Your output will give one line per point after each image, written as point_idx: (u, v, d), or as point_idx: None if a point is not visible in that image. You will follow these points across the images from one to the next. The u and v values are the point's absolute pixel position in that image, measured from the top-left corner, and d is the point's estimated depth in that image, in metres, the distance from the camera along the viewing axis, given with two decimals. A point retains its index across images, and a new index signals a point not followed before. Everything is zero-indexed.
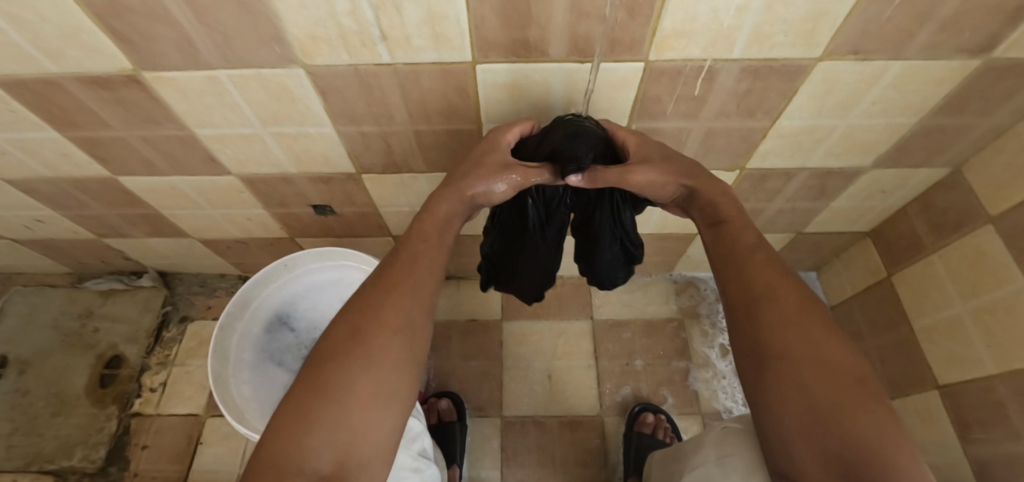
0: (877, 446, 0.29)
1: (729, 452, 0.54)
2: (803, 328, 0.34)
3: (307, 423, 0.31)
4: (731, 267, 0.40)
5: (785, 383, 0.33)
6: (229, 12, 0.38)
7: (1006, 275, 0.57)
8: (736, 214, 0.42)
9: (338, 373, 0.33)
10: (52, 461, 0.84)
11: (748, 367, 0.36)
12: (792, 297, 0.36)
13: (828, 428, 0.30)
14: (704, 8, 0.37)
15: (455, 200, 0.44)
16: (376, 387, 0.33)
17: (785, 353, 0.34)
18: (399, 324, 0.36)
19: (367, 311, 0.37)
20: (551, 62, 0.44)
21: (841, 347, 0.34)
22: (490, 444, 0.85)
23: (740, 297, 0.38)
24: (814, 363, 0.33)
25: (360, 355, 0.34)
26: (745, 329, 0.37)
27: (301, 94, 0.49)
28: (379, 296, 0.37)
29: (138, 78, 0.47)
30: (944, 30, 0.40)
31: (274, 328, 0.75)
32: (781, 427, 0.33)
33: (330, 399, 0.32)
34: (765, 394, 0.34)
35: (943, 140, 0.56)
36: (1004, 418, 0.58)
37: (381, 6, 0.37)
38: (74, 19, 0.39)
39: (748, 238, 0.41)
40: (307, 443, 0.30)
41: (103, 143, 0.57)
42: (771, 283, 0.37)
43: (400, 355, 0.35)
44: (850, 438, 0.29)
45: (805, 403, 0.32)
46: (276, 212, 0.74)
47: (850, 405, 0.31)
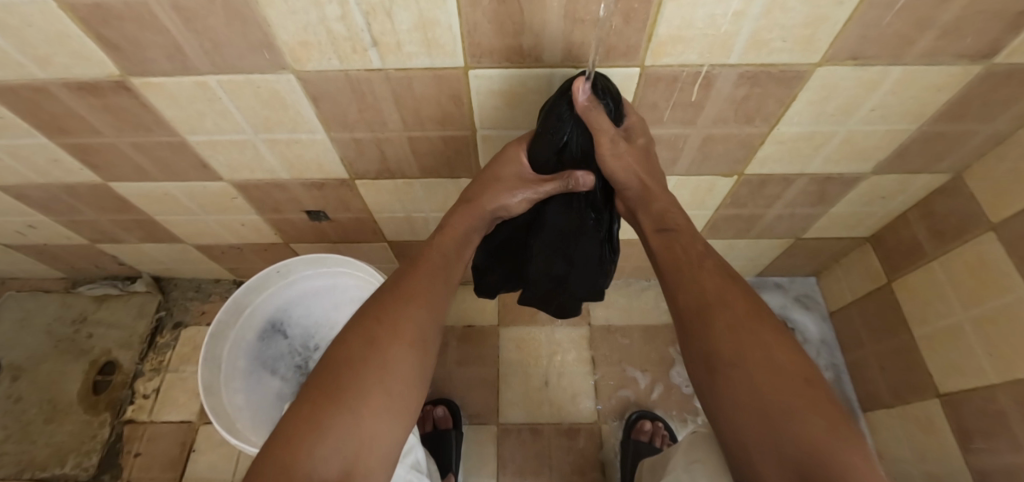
0: (828, 446, 0.28)
1: (696, 458, 0.53)
2: (753, 333, 0.35)
3: (320, 431, 0.31)
4: (682, 276, 0.41)
5: (738, 389, 0.33)
6: (218, 18, 0.38)
7: (1008, 282, 0.57)
8: (684, 224, 0.44)
9: (355, 382, 0.33)
10: (45, 468, 0.83)
11: (702, 376, 0.36)
12: (741, 304, 0.37)
13: (783, 433, 0.30)
14: (701, 14, 0.37)
15: (477, 216, 0.46)
16: (388, 398, 0.34)
17: (737, 358, 0.34)
18: (412, 336, 0.37)
19: (384, 319, 0.37)
20: (544, 68, 0.43)
21: (790, 350, 0.34)
22: (486, 451, 0.84)
23: (692, 306, 0.38)
24: (764, 367, 0.33)
25: (376, 363, 0.35)
26: (695, 338, 0.37)
27: (292, 100, 0.48)
28: (396, 303, 0.39)
29: (127, 84, 0.46)
30: (945, 35, 0.39)
31: (268, 335, 0.75)
32: (738, 434, 0.33)
33: (343, 407, 0.32)
34: (719, 403, 0.34)
35: (943, 146, 0.55)
36: (1007, 427, 0.58)
37: (371, 12, 0.37)
38: (61, 26, 0.38)
39: (697, 246, 0.42)
40: (317, 450, 0.30)
41: (94, 149, 0.57)
42: (720, 291, 0.38)
43: (411, 368, 0.36)
44: (803, 441, 0.29)
45: (756, 408, 0.32)
46: (270, 217, 0.73)
47: (800, 408, 0.31)
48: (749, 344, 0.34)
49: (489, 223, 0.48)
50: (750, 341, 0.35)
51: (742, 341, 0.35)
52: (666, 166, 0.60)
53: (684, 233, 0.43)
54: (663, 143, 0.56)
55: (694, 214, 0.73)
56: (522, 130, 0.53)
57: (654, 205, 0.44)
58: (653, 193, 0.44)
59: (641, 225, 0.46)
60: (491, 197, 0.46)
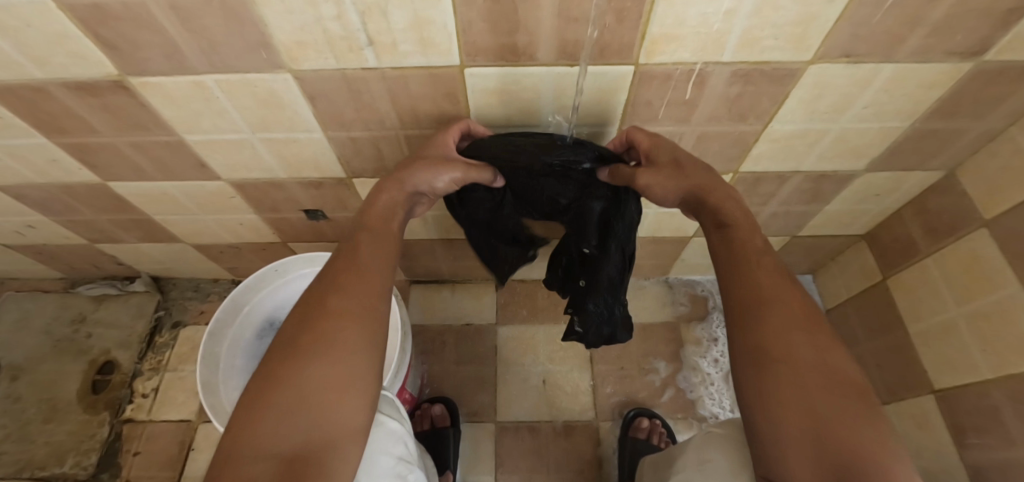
0: (874, 453, 0.29)
1: (709, 457, 0.54)
2: (802, 334, 0.36)
3: (261, 412, 0.32)
4: (738, 269, 0.39)
5: (784, 388, 0.34)
6: (215, 18, 0.38)
7: (1000, 279, 0.57)
8: (741, 217, 0.41)
9: (292, 360, 0.34)
10: (43, 468, 0.84)
11: (745, 369, 0.36)
12: (794, 306, 0.37)
13: (829, 435, 0.31)
14: (693, 13, 0.37)
15: (397, 190, 0.46)
16: (331, 372, 0.34)
17: (785, 358, 0.35)
18: (354, 312, 0.38)
19: (321, 299, 0.38)
20: (539, 66, 0.43)
21: (839, 357, 0.35)
22: (483, 449, 0.84)
23: (746, 301, 0.38)
24: (813, 368, 0.34)
25: (311, 339, 0.35)
26: (743, 333, 0.37)
27: (288, 99, 0.48)
28: (333, 282, 0.40)
29: (124, 84, 0.46)
30: (934, 33, 0.39)
31: (264, 334, 0.74)
32: (778, 434, 0.33)
33: (283, 386, 0.33)
34: (759, 398, 0.35)
35: (935, 144, 0.56)
36: (1000, 423, 0.58)
37: (367, 11, 0.37)
38: (59, 26, 0.39)
39: (756, 241, 0.40)
40: (258, 427, 0.31)
41: (92, 149, 0.57)
42: (775, 291, 0.38)
43: (354, 339, 0.36)
44: (850, 445, 0.30)
45: (803, 408, 0.32)
46: (268, 217, 0.74)
47: (847, 413, 0.31)
48: (798, 347, 0.35)
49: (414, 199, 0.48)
50: (798, 341, 0.35)
51: (792, 341, 0.35)
52: None
53: (742, 222, 0.41)
54: None
55: None
56: (519, 127, 0.53)
57: (710, 200, 0.42)
58: (709, 189, 0.42)
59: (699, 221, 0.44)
60: (410, 172, 0.46)
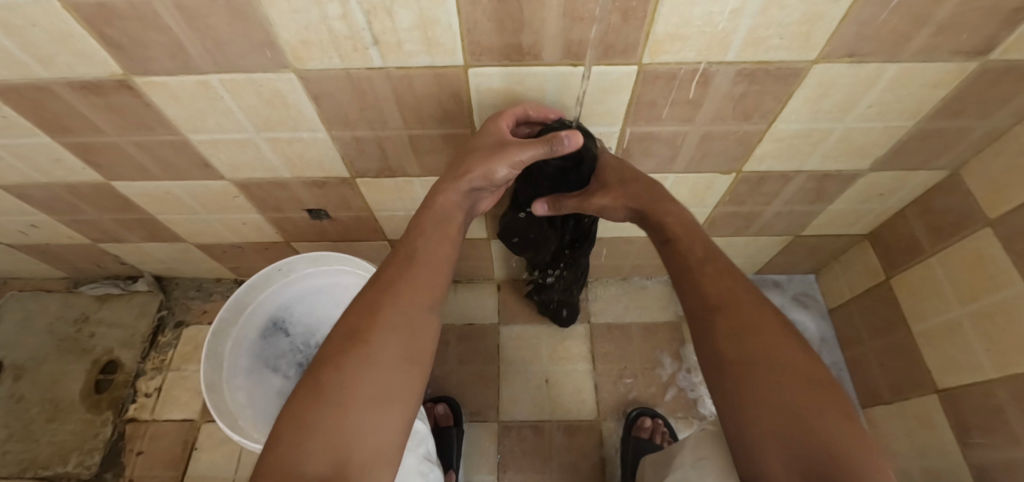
0: (834, 446, 0.31)
1: (704, 455, 0.54)
2: (759, 335, 0.37)
3: (304, 429, 0.32)
4: (690, 280, 0.43)
5: (746, 390, 0.35)
6: (221, 17, 0.38)
7: (1005, 278, 0.57)
8: (682, 229, 0.46)
9: (337, 376, 0.34)
10: (46, 467, 0.84)
11: (712, 376, 0.39)
12: (746, 308, 0.39)
13: (791, 433, 0.32)
14: (698, 12, 0.37)
15: (456, 189, 0.46)
16: (375, 389, 0.34)
17: (745, 361, 0.36)
18: (394, 326, 0.37)
19: (368, 311, 0.38)
20: (544, 66, 0.44)
21: (799, 352, 0.36)
22: (486, 449, 0.84)
23: (700, 310, 0.41)
24: (772, 368, 0.35)
25: (356, 354, 0.35)
26: (705, 342, 0.39)
27: (293, 99, 0.48)
28: (382, 293, 0.39)
29: (129, 83, 0.46)
30: (940, 32, 0.39)
31: (269, 333, 0.75)
32: (748, 436, 0.35)
33: (326, 402, 0.33)
34: (727, 404, 0.37)
35: (939, 143, 0.56)
36: (1004, 423, 0.58)
37: (372, 11, 0.37)
38: (65, 26, 0.39)
39: (697, 250, 0.44)
40: (299, 448, 0.31)
41: (96, 149, 0.57)
42: (725, 297, 0.40)
43: (397, 355, 0.36)
44: (810, 441, 0.31)
45: (764, 407, 0.34)
46: (271, 216, 0.74)
47: (808, 409, 0.33)
48: (756, 348, 0.37)
49: (472, 195, 0.48)
50: (755, 343, 0.37)
51: (748, 344, 0.37)
52: (665, 164, 0.61)
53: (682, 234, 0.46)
54: (661, 141, 0.56)
55: (693, 212, 0.73)
56: None
57: (656, 218, 0.48)
58: (651, 208, 0.48)
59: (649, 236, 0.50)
60: (471, 166, 0.45)
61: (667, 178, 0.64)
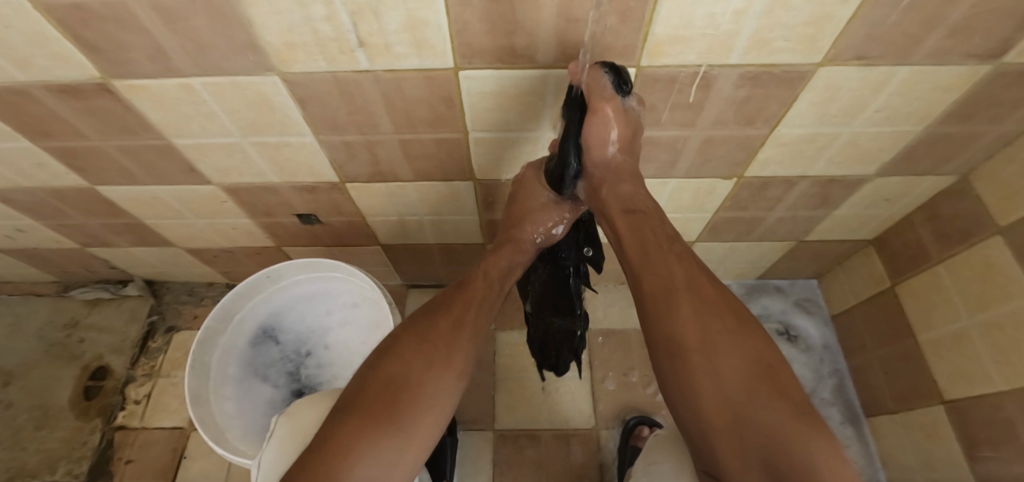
0: (790, 433, 0.29)
1: (656, 460, 0.53)
2: (718, 318, 0.36)
3: (374, 439, 0.37)
4: (653, 258, 0.41)
5: (702, 375, 0.33)
6: (200, 19, 0.36)
7: (1016, 288, 0.55)
8: (651, 207, 0.47)
9: (413, 403, 0.40)
10: (34, 476, 0.82)
11: (663, 362, 0.37)
12: (707, 291, 0.38)
13: (746, 421, 0.31)
14: (699, 13, 0.35)
15: (518, 251, 0.58)
16: (432, 419, 0.41)
17: (703, 345, 0.34)
18: (461, 369, 0.45)
19: (435, 346, 0.45)
20: (538, 68, 0.42)
21: (756, 337, 0.35)
22: (480, 458, 0.82)
23: (659, 288, 0.39)
24: (730, 351, 0.34)
25: (428, 390, 0.42)
26: (659, 324, 0.37)
27: (279, 103, 0.47)
28: (450, 337, 0.46)
29: (110, 86, 0.45)
30: (953, 34, 0.38)
31: (260, 341, 0.73)
32: (705, 424, 0.33)
33: (396, 422, 0.38)
34: (684, 389, 0.34)
35: (949, 148, 0.54)
36: (1013, 436, 0.56)
37: (358, 11, 0.35)
38: (39, 28, 0.37)
39: (661, 231, 0.44)
40: (367, 467, 0.35)
41: (79, 152, 0.55)
42: (687, 278, 0.39)
43: (448, 394, 0.43)
44: (767, 431, 0.30)
45: (718, 393, 0.32)
46: (262, 221, 0.72)
47: (767, 395, 0.31)
48: (715, 330, 0.35)
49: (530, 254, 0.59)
50: (714, 327, 0.35)
51: (707, 326, 0.35)
52: (665, 169, 0.59)
53: (638, 223, 0.45)
54: (661, 146, 0.55)
55: (693, 217, 0.71)
56: (517, 131, 0.52)
57: (601, 191, 0.50)
58: (624, 176, 0.48)
59: (607, 211, 0.48)
60: (528, 231, 0.57)
61: (667, 184, 0.62)
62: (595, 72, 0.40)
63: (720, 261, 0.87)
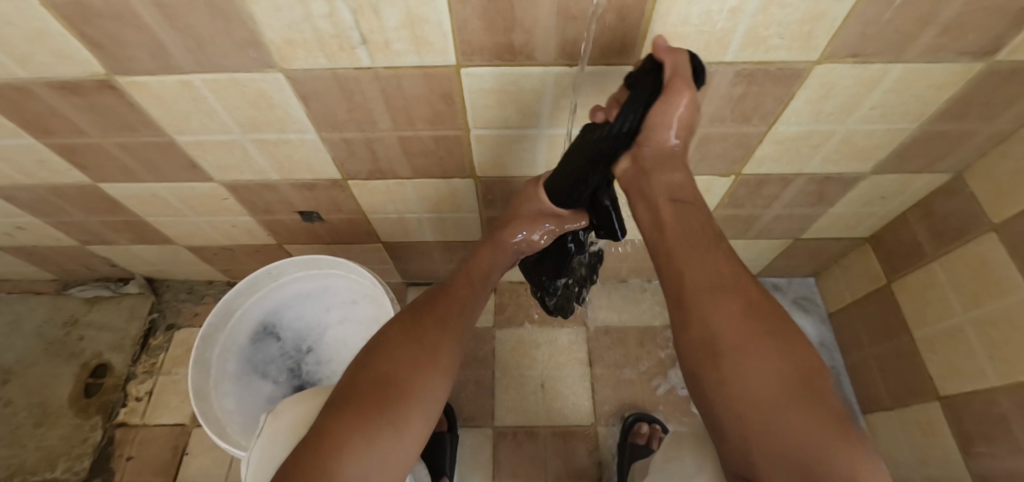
0: (833, 447, 0.27)
1: (674, 455, 0.53)
2: (764, 321, 0.33)
3: (368, 439, 0.37)
4: (693, 253, 0.38)
5: (742, 380, 0.31)
6: (202, 16, 0.37)
7: (1010, 284, 0.56)
8: (696, 200, 0.42)
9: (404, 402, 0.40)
10: (34, 473, 0.82)
11: (699, 363, 0.34)
12: (751, 293, 0.35)
13: (790, 433, 0.29)
14: (696, 10, 0.36)
15: (499, 252, 0.58)
16: (425, 414, 0.42)
17: (745, 348, 0.32)
18: (446, 367, 0.45)
19: (422, 342, 0.45)
20: (537, 66, 0.42)
21: (802, 344, 0.33)
22: (479, 455, 0.83)
23: (699, 286, 0.36)
24: (775, 355, 0.32)
25: (418, 385, 0.42)
26: (698, 323, 0.35)
27: (280, 100, 0.47)
28: (436, 335, 0.46)
29: (111, 83, 0.45)
30: (946, 32, 0.38)
31: (259, 338, 0.73)
32: (742, 430, 0.31)
33: (388, 420, 0.39)
34: (723, 392, 0.32)
35: (943, 146, 0.54)
36: (1007, 431, 0.57)
37: (359, 9, 0.36)
38: (41, 24, 0.37)
39: (704, 223, 0.40)
40: (358, 463, 0.36)
41: (79, 149, 0.56)
42: (731, 277, 0.36)
43: (440, 391, 0.44)
44: (809, 443, 0.28)
45: (762, 401, 0.30)
46: (262, 218, 0.72)
47: (810, 405, 0.29)
48: (758, 333, 0.33)
49: (513, 255, 0.60)
50: (761, 329, 0.33)
51: (751, 329, 0.33)
52: None
53: (681, 212, 0.41)
54: None
55: None
56: (516, 128, 0.52)
57: (649, 178, 0.42)
58: (668, 162, 0.42)
59: (643, 202, 0.42)
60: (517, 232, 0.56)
61: None
62: (680, 56, 0.35)
63: None
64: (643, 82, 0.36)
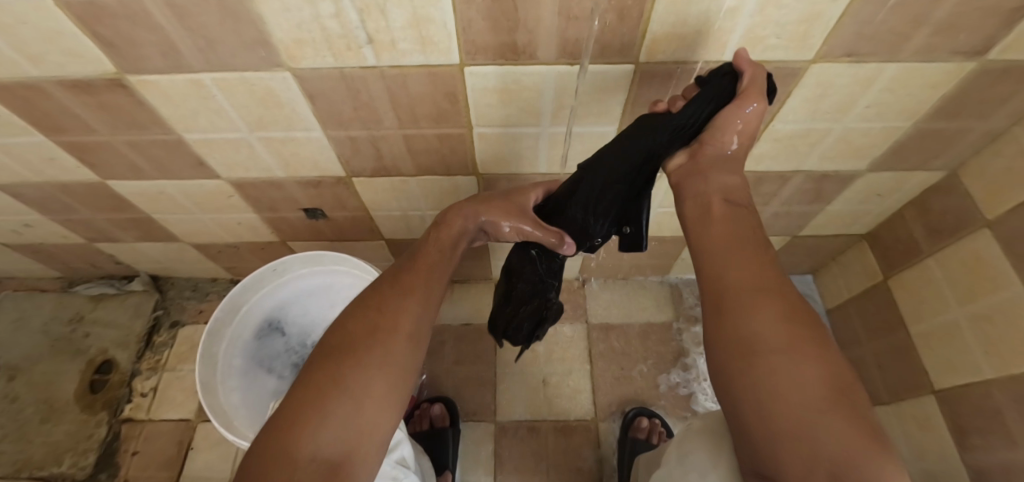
0: (863, 455, 0.27)
1: (688, 450, 0.54)
2: (800, 327, 0.32)
3: (321, 413, 0.33)
4: (732, 252, 0.37)
5: (775, 380, 0.30)
6: (212, 16, 0.38)
7: (1004, 280, 0.56)
8: (742, 202, 0.41)
9: (356, 372, 0.35)
10: (41, 468, 0.83)
11: (727, 360, 0.33)
12: (789, 298, 0.34)
13: (821, 438, 0.28)
14: (695, 11, 0.37)
15: (471, 221, 0.48)
16: (388, 388, 0.36)
17: (779, 350, 0.31)
18: (411, 331, 0.39)
19: (381, 309, 0.40)
20: (540, 65, 0.43)
21: (834, 355, 0.32)
22: (481, 450, 0.84)
23: (737, 285, 0.35)
24: (808, 359, 0.31)
25: (377, 352, 0.37)
26: (733, 321, 0.34)
27: (287, 98, 0.48)
28: (398, 300, 0.40)
29: (122, 82, 0.46)
30: (939, 32, 0.39)
31: (265, 334, 0.75)
32: (769, 429, 0.30)
33: (343, 393, 0.34)
34: (753, 391, 0.31)
35: (938, 144, 0.55)
36: (1002, 424, 0.58)
37: (366, 9, 0.37)
38: (55, 24, 0.38)
39: (746, 225, 0.39)
40: (312, 438, 0.32)
41: (89, 147, 0.57)
42: (769, 279, 0.35)
43: (407, 358, 0.38)
44: (839, 447, 0.27)
45: (794, 403, 0.29)
46: (267, 216, 0.73)
47: (840, 412, 0.29)
48: (791, 336, 0.32)
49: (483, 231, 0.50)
50: (795, 333, 0.32)
51: (787, 331, 0.32)
52: None
53: (732, 212, 0.40)
54: None
55: None
56: (518, 126, 0.53)
57: (698, 178, 0.41)
58: (710, 164, 0.41)
59: (688, 199, 0.42)
60: (491, 210, 0.48)
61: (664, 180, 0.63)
62: (756, 71, 0.38)
63: None
64: (721, 82, 0.38)
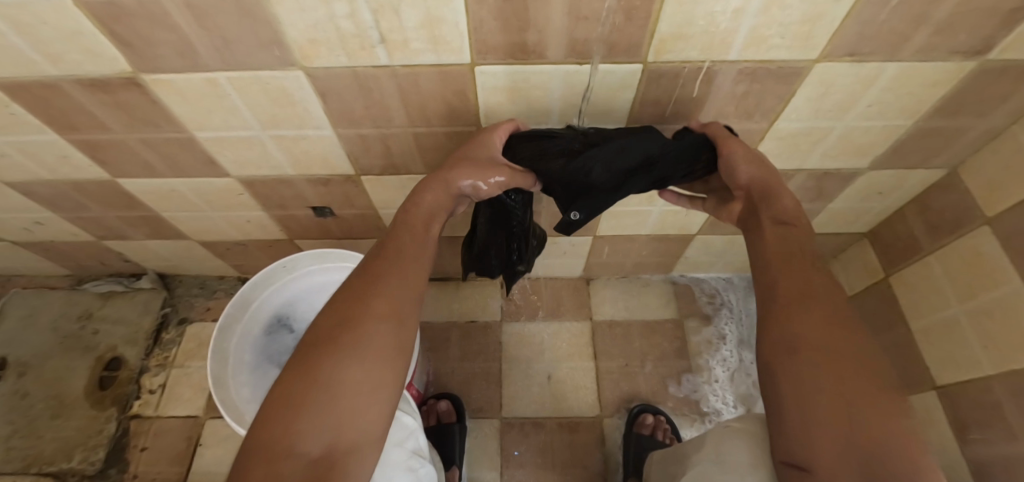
0: (900, 452, 0.28)
1: (727, 451, 0.53)
2: (847, 333, 0.33)
3: (298, 409, 0.32)
4: (788, 264, 0.38)
5: (816, 380, 0.32)
6: (229, 16, 0.38)
7: (1004, 275, 0.57)
8: (801, 220, 0.41)
9: (328, 364, 0.34)
10: (51, 463, 0.84)
11: (772, 358, 0.35)
12: (839, 306, 0.35)
13: (861, 436, 0.29)
14: (701, 11, 0.38)
15: (443, 192, 0.46)
16: (365, 376, 0.35)
17: (824, 353, 0.33)
18: (385, 314, 0.38)
19: (354, 300, 0.39)
20: (549, 64, 0.44)
21: (882, 363, 0.33)
22: (488, 446, 0.85)
23: (789, 293, 0.36)
24: (852, 363, 0.32)
25: (348, 341, 0.36)
26: (782, 326, 0.35)
27: (300, 97, 0.49)
28: (369, 287, 0.40)
29: (138, 81, 0.47)
30: (938, 32, 0.40)
31: (274, 329, 0.75)
32: (806, 424, 0.31)
33: (318, 385, 0.33)
34: (794, 389, 0.33)
35: (938, 142, 0.56)
36: (1002, 417, 0.59)
37: (380, 10, 0.37)
38: (75, 23, 0.39)
39: (805, 241, 0.39)
40: (291, 432, 0.31)
41: (103, 145, 0.57)
42: (823, 290, 0.36)
43: (388, 342, 0.37)
44: (878, 444, 0.29)
45: (835, 402, 0.31)
46: (276, 214, 0.74)
47: (880, 412, 0.30)
48: (836, 341, 0.33)
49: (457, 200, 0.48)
50: (841, 338, 0.33)
51: (834, 337, 0.33)
52: None
53: (784, 227, 0.40)
54: None
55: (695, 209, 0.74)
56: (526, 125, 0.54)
57: (753, 195, 0.42)
58: (768, 185, 0.42)
59: (747, 218, 0.43)
60: (461, 172, 0.46)
61: None
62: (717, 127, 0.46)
63: (719, 254, 0.89)
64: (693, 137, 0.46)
